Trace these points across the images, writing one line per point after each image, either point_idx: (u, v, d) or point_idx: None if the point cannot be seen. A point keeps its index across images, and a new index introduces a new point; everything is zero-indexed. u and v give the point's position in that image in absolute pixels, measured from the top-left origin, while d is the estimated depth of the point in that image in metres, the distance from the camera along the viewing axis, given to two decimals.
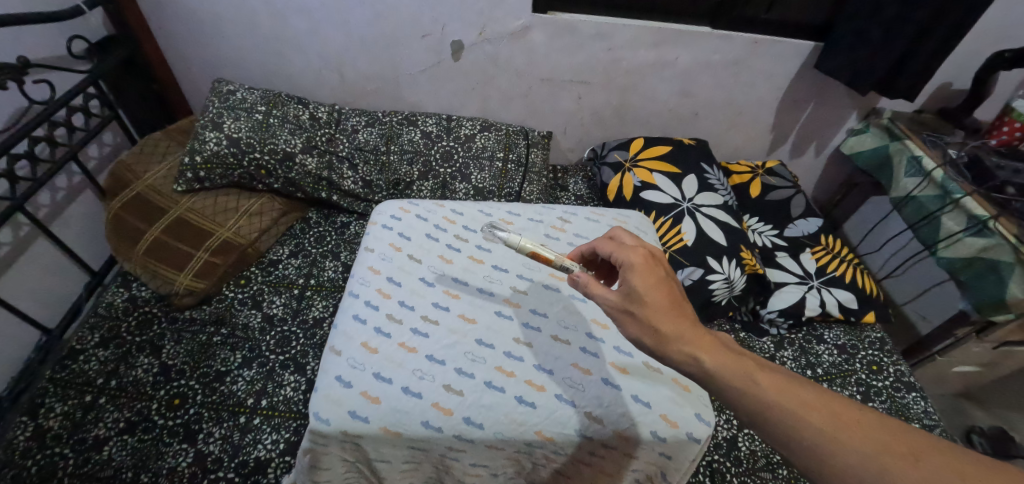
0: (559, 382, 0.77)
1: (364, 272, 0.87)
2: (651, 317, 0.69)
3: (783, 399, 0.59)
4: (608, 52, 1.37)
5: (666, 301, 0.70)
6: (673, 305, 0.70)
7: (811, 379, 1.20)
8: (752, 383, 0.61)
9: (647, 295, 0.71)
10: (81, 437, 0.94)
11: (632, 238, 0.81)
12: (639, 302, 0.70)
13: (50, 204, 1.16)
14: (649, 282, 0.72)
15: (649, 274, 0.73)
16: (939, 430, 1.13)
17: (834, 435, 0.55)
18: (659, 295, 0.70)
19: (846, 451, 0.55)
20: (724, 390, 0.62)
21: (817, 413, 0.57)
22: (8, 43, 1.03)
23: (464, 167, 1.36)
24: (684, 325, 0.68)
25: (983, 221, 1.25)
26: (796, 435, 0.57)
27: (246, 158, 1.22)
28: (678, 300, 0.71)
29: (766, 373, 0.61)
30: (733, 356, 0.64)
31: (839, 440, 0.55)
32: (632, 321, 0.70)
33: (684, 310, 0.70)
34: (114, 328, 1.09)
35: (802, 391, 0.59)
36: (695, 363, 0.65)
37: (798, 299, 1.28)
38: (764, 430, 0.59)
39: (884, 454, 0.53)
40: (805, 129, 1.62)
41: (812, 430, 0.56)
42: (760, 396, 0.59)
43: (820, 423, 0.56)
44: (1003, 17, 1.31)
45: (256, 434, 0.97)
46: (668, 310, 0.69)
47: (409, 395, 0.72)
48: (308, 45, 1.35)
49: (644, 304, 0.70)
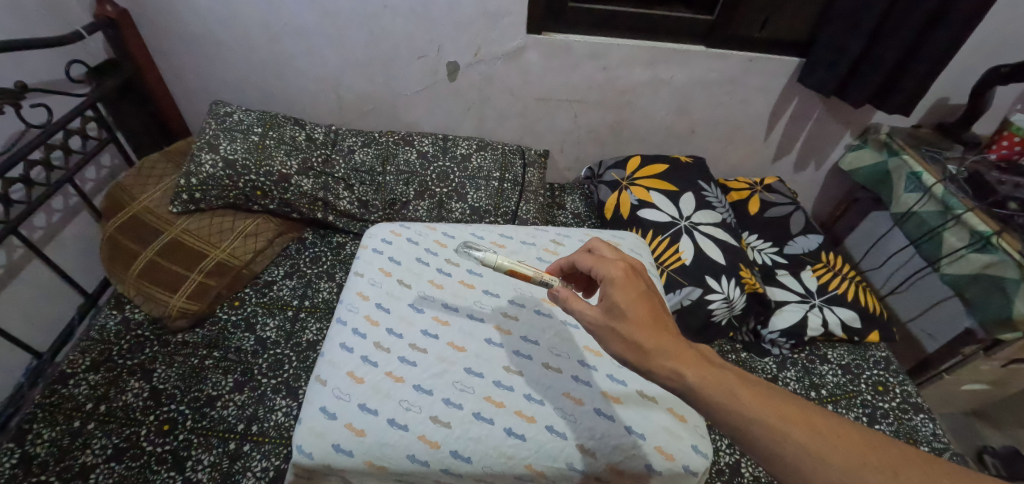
0: (551, 413, 0.75)
1: (352, 298, 0.86)
2: (633, 333, 0.68)
3: (765, 414, 0.58)
4: (603, 72, 1.38)
5: (648, 316, 0.69)
6: (654, 320, 0.69)
7: (814, 401, 1.17)
8: (734, 398, 0.60)
9: (630, 311, 0.70)
10: (68, 464, 0.92)
11: (612, 251, 0.81)
12: (621, 318, 0.70)
13: (46, 226, 1.17)
14: (630, 296, 0.71)
15: (629, 288, 0.72)
16: (949, 453, 1.09)
17: (815, 449, 0.55)
18: (641, 310, 0.70)
19: (828, 465, 0.54)
20: (705, 405, 0.62)
21: (797, 427, 0.57)
22: (8, 68, 1.04)
23: (460, 187, 1.36)
24: (665, 339, 0.67)
25: (986, 237, 1.24)
26: (777, 450, 0.56)
27: (241, 180, 1.22)
28: (660, 314, 0.70)
29: (747, 386, 0.61)
30: (715, 370, 0.63)
31: (819, 454, 0.55)
32: (614, 337, 0.69)
33: (666, 325, 0.69)
34: (105, 352, 1.07)
35: (781, 405, 0.59)
36: (677, 379, 0.64)
37: (800, 318, 1.26)
38: (745, 445, 0.58)
39: (865, 469, 0.53)
40: (804, 145, 1.62)
41: (793, 444, 0.56)
42: (741, 412, 0.59)
43: (801, 437, 0.56)
44: (997, 32, 1.31)
45: (245, 461, 0.95)
46: (650, 324, 0.69)
47: (395, 427, 0.71)
48: (305, 67, 1.36)
49: (627, 321, 0.69)
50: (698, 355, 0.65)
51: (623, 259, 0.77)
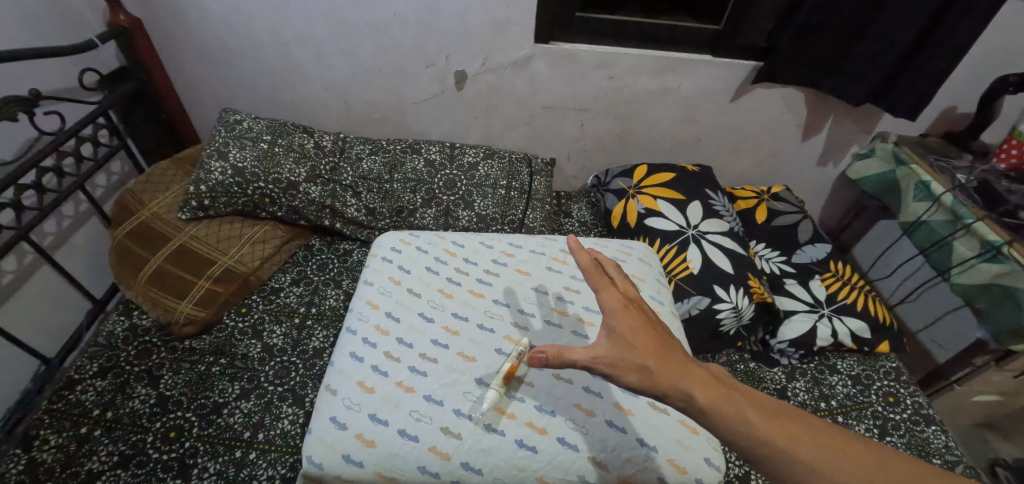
0: (562, 424, 0.74)
1: (362, 307, 0.86)
2: (646, 364, 0.66)
3: (775, 435, 0.60)
4: (610, 81, 1.38)
5: (653, 344, 0.68)
6: (660, 348, 0.68)
7: (824, 412, 1.16)
8: (744, 420, 0.61)
9: (634, 339, 0.69)
10: (74, 470, 0.92)
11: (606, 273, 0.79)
12: (629, 349, 0.67)
13: (55, 232, 1.17)
14: (633, 326, 0.70)
15: (631, 318, 0.71)
16: (962, 466, 1.08)
17: (826, 469, 0.57)
18: (645, 338, 0.69)
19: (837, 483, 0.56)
20: (720, 426, 0.62)
21: (806, 447, 0.59)
22: (22, 76, 1.05)
23: (467, 195, 1.36)
24: (674, 365, 0.66)
25: (997, 246, 1.22)
26: (791, 471, 0.57)
27: (250, 187, 1.22)
28: (663, 339, 0.70)
29: (757, 408, 0.62)
30: (726, 393, 0.64)
31: (828, 473, 0.57)
32: (625, 370, 0.66)
33: (671, 349, 0.69)
34: (112, 357, 1.07)
35: (791, 426, 0.61)
36: (687, 402, 0.64)
37: (810, 328, 1.24)
38: (760, 467, 0.59)
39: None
40: (812, 154, 1.61)
41: (803, 464, 0.57)
42: (753, 434, 0.60)
43: (809, 456, 0.58)
44: (1005, 42, 1.30)
45: (252, 469, 0.95)
46: (657, 351, 0.67)
47: (406, 438, 0.71)
48: (313, 75, 1.37)
49: (634, 350, 0.67)
50: (709, 376, 0.66)
51: (621, 284, 0.75)
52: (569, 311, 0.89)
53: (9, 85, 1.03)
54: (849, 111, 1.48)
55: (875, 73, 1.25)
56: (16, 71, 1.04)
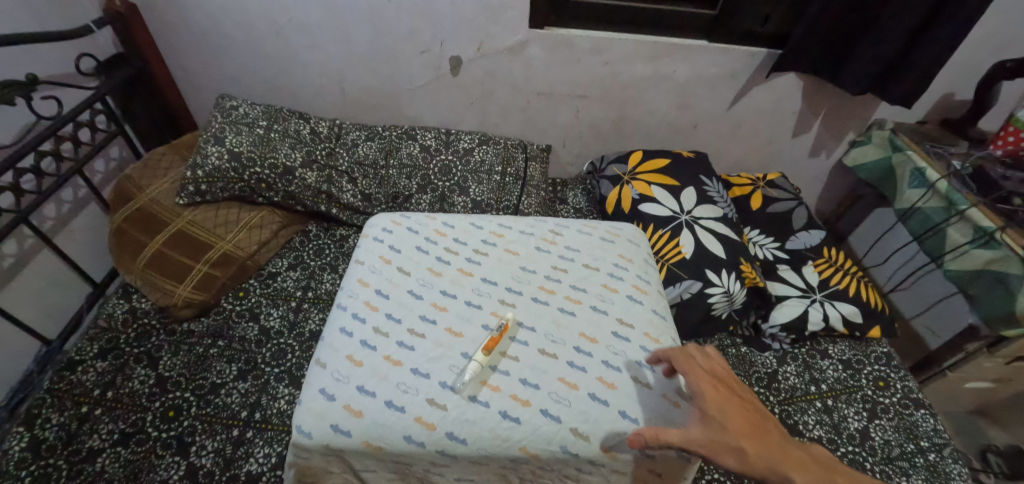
0: (545, 397, 0.75)
1: (353, 285, 0.87)
2: (744, 447, 0.66)
3: None
4: (605, 67, 1.38)
5: (748, 425, 0.69)
6: (754, 429, 0.69)
7: (814, 395, 1.17)
8: None
9: (728, 421, 0.69)
10: (76, 448, 0.94)
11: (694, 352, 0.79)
12: (724, 432, 0.68)
13: (55, 217, 1.19)
14: (725, 409, 0.71)
15: (722, 399, 0.72)
16: (949, 449, 1.10)
17: None
18: (738, 420, 0.69)
19: None
20: None
21: None
22: (20, 60, 1.06)
23: (463, 180, 1.37)
24: (769, 447, 0.67)
25: (990, 232, 1.23)
26: None
27: (246, 172, 1.23)
28: (755, 421, 0.70)
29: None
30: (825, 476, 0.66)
31: None
32: (725, 453, 0.67)
33: (764, 430, 0.69)
34: (112, 339, 1.09)
35: None
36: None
37: (801, 313, 1.25)
38: None
39: None
40: (809, 141, 1.61)
41: None
42: None
43: None
44: (1003, 28, 1.30)
45: (248, 447, 0.96)
46: (752, 434, 0.68)
47: (392, 409, 0.72)
48: (309, 61, 1.38)
49: (730, 432, 0.68)
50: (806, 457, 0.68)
51: (704, 362, 0.76)
52: (557, 290, 0.90)
53: (7, 69, 1.04)
54: (845, 98, 1.48)
55: (870, 58, 1.25)
56: (13, 56, 1.04)
